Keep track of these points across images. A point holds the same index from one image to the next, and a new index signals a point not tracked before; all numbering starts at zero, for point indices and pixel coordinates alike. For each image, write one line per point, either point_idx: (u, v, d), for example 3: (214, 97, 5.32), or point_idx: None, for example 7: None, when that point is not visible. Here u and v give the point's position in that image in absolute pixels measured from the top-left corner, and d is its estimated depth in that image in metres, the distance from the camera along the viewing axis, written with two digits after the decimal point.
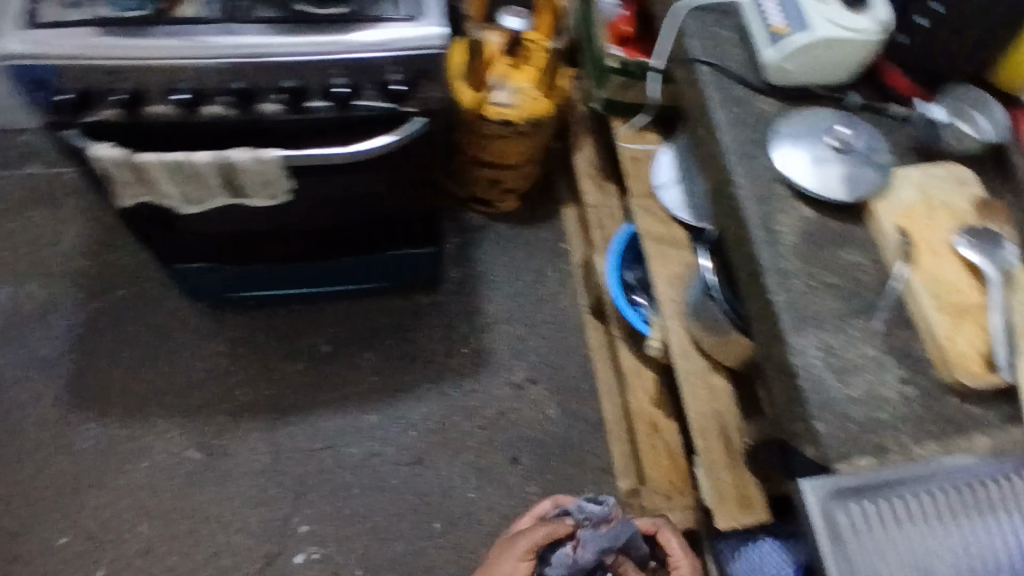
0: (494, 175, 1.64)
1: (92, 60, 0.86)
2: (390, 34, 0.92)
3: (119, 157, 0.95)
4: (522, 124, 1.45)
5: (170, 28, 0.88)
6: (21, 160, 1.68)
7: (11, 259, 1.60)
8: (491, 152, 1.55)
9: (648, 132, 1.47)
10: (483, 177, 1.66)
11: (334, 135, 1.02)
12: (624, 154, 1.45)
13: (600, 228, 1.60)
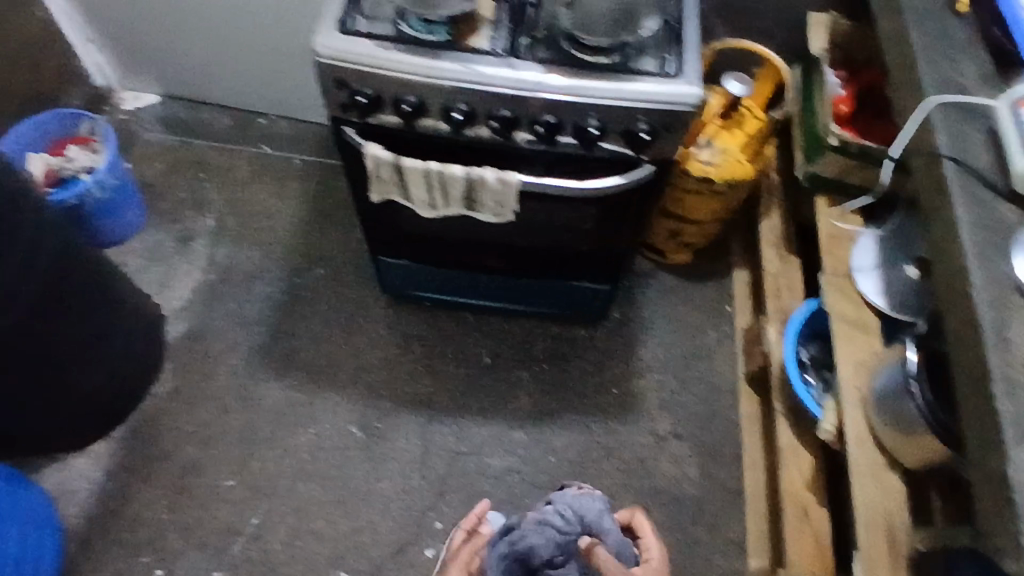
0: (677, 227, 1.67)
1: (393, 71, 0.97)
2: (653, 87, 0.97)
3: (387, 159, 1.06)
4: (719, 184, 1.48)
5: (461, 54, 0.98)
6: (261, 140, 1.94)
7: (233, 223, 1.80)
8: (682, 205, 1.58)
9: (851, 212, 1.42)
10: (665, 227, 1.70)
11: (570, 170, 1.09)
12: (823, 229, 1.41)
13: (777, 296, 1.58)
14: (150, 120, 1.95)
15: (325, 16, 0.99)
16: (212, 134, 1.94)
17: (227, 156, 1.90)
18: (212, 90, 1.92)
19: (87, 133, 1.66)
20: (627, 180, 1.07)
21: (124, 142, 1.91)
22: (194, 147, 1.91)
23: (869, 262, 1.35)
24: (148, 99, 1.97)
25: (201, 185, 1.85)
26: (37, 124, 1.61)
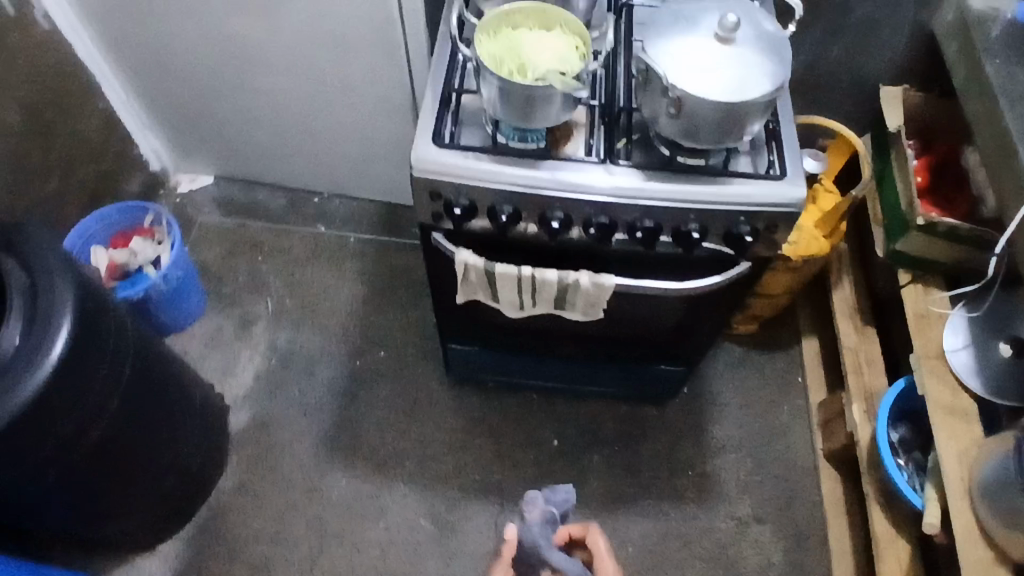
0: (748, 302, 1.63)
1: (491, 183, 0.95)
2: (757, 191, 0.95)
3: (479, 266, 1.03)
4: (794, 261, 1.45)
5: (559, 162, 0.96)
6: (316, 219, 1.93)
7: (292, 307, 1.78)
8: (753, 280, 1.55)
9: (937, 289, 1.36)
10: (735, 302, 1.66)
11: (665, 269, 1.06)
12: (911, 309, 1.35)
13: (858, 372, 1.52)
14: (206, 202, 1.95)
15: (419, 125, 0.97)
16: (266, 215, 1.93)
17: (283, 237, 1.89)
18: (268, 172, 1.93)
19: (151, 224, 1.64)
20: (725, 280, 1.03)
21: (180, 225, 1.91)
22: (250, 229, 1.91)
23: (963, 340, 1.29)
24: (203, 180, 1.97)
25: (258, 268, 1.84)
26: (102, 218, 1.60)
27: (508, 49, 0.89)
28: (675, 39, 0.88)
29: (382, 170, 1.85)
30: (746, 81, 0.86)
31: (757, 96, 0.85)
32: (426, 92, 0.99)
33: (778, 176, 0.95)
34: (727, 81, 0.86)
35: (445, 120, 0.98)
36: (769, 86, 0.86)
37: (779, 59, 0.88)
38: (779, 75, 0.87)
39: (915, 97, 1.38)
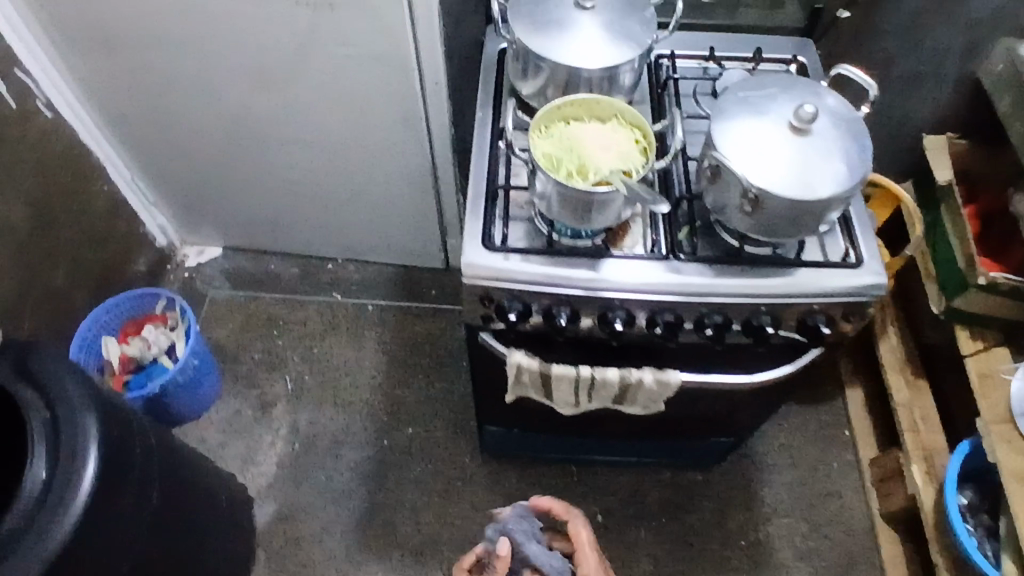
0: None
1: (547, 286, 0.88)
2: (832, 280, 0.88)
3: (534, 368, 0.96)
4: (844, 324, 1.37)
5: (618, 259, 0.89)
6: (331, 287, 1.85)
7: (313, 384, 1.70)
8: None
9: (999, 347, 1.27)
10: None
11: (731, 360, 0.98)
12: (969, 368, 1.26)
13: (915, 430, 1.43)
14: (215, 274, 1.87)
15: (466, 227, 0.90)
16: (279, 286, 1.85)
17: (299, 308, 1.82)
18: (278, 241, 1.85)
19: (164, 308, 1.59)
20: (798, 369, 0.96)
21: (190, 302, 1.83)
22: (263, 302, 1.83)
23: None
24: (211, 252, 1.91)
25: (274, 343, 1.76)
26: (114, 307, 1.54)
27: (566, 147, 0.84)
28: (747, 130, 0.82)
29: (399, 236, 1.77)
30: (829, 174, 0.79)
31: (842, 191, 0.79)
32: (470, 188, 0.93)
33: (852, 262, 0.89)
34: (808, 176, 0.79)
35: (492, 218, 0.92)
36: (852, 180, 0.80)
37: (860, 147, 0.82)
38: (861, 165, 0.81)
39: (961, 146, 1.32)
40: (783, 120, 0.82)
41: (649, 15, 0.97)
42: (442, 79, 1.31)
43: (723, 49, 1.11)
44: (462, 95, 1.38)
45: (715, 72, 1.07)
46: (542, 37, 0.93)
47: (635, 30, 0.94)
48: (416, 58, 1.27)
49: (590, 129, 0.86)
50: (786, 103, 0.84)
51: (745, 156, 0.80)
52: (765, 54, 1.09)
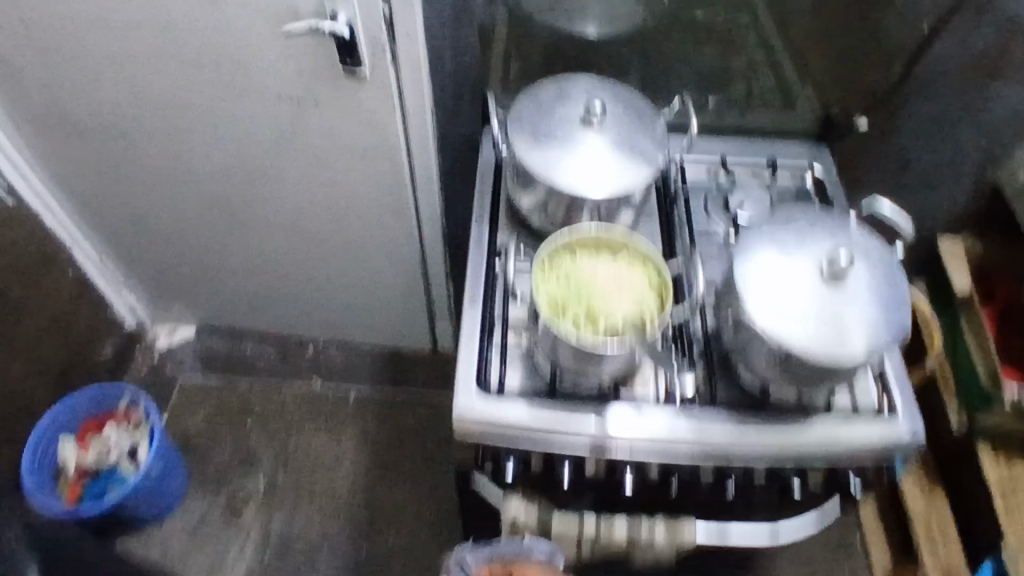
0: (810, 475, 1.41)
1: (548, 436, 0.80)
2: (861, 432, 0.80)
3: (531, 523, 0.85)
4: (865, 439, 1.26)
5: (626, 406, 0.81)
6: (311, 372, 1.74)
7: (287, 483, 1.58)
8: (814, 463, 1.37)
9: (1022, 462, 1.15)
10: None
11: (750, 512, 0.88)
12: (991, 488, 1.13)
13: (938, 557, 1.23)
14: (187, 357, 1.76)
15: (459, 367, 0.84)
16: (254, 371, 1.74)
17: (275, 396, 1.71)
18: (255, 322, 1.74)
19: (128, 406, 1.50)
20: (822, 527, 0.85)
21: (159, 386, 1.72)
22: (236, 388, 1.72)
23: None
24: (184, 332, 1.80)
25: (247, 435, 1.64)
26: (72, 406, 1.45)
27: (574, 288, 0.76)
28: (773, 275, 0.75)
29: (384, 321, 1.67)
30: (868, 325, 0.72)
31: (885, 344, 0.72)
32: (465, 323, 0.88)
33: (881, 411, 0.81)
34: (846, 328, 0.72)
35: (488, 358, 0.85)
36: (892, 329, 0.73)
37: (896, 290, 0.75)
38: (901, 311, 0.74)
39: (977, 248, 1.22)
40: (812, 263, 0.75)
41: (660, 129, 0.90)
42: (433, 174, 1.23)
43: (734, 155, 1.04)
44: (454, 187, 1.30)
45: (727, 181, 1.00)
46: (543, 153, 0.87)
47: (644, 150, 0.87)
48: (406, 152, 1.19)
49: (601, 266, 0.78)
50: (813, 240, 0.77)
51: (774, 307, 0.73)
52: (778, 161, 1.02)
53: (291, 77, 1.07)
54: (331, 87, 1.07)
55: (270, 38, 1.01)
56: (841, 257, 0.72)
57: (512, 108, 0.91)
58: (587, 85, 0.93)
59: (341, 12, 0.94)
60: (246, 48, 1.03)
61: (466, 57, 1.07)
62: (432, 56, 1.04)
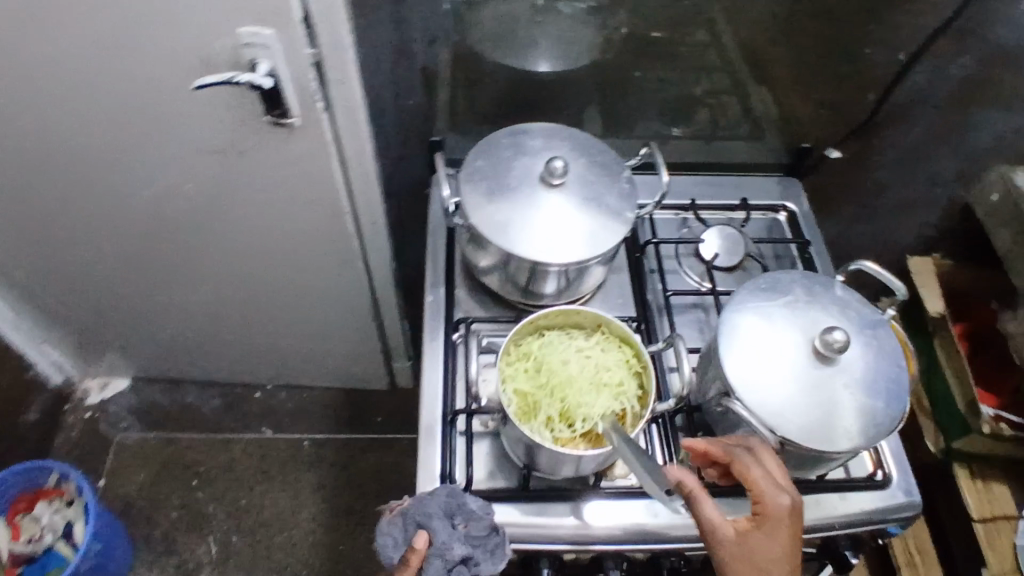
0: None
1: (520, 541, 0.73)
2: (852, 505, 0.75)
3: None
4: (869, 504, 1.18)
5: (603, 497, 0.74)
6: (261, 420, 1.63)
7: (241, 544, 1.47)
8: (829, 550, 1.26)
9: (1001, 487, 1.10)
10: None
11: None
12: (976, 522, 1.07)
13: None
14: (122, 412, 1.62)
15: (422, 470, 0.76)
16: (198, 423, 1.61)
17: (222, 449, 1.58)
18: (196, 370, 1.62)
19: (59, 480, 1.32)
20: None
21: (94, 448, 1.57)
22: (180, 444, 1.59)
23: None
24: (117, 385, 1.65)
25: (194, 495, 1.52)
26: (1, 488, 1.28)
27: (546, 380, 0.70)
28: (761, 350, 0.68)
29: (337, 362, 1.56)
30: (865, 405, 0.66)
31: (885, 423, 0.66)
32: (423, 414, 0.80)
33: (871, 480, 0.76)
34: (844, 409, 0.66)
35: (454, 451, 0.77)
36: (890, 405, 0.67)
37: (892, 359, 0.69)
38: (899, 383, 0.68)
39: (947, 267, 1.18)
40: (801, 335, 0.69)
41: (627, 180, 0.82)
42: (379, 218, 1.13)
43: (705, 200, 0.97)
44: (403, 229, 1.21)
45: (698, 227, 0.94)
46: (500, 214, 0.78)
47: (611, 206, 0.80)
48: (348, 198, 1.08)
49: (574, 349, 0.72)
50: (799, 308, 0.71)
51: (764, 389, 0.66)
52: (751, 201, 0.96)
53: (212, 128, 0.95)
54: (258, 137, 0.96)
55: (184, 88, 0.89)
56: (832, 331, 0.66)
57: (464, 164, 0.82)
58: (544, 135, 0.85)
59: (262, 60, 0.83)
60: (155, 99, 0.90)
61: (408, 99, 0.97)
62: (369, 100, 0.94)
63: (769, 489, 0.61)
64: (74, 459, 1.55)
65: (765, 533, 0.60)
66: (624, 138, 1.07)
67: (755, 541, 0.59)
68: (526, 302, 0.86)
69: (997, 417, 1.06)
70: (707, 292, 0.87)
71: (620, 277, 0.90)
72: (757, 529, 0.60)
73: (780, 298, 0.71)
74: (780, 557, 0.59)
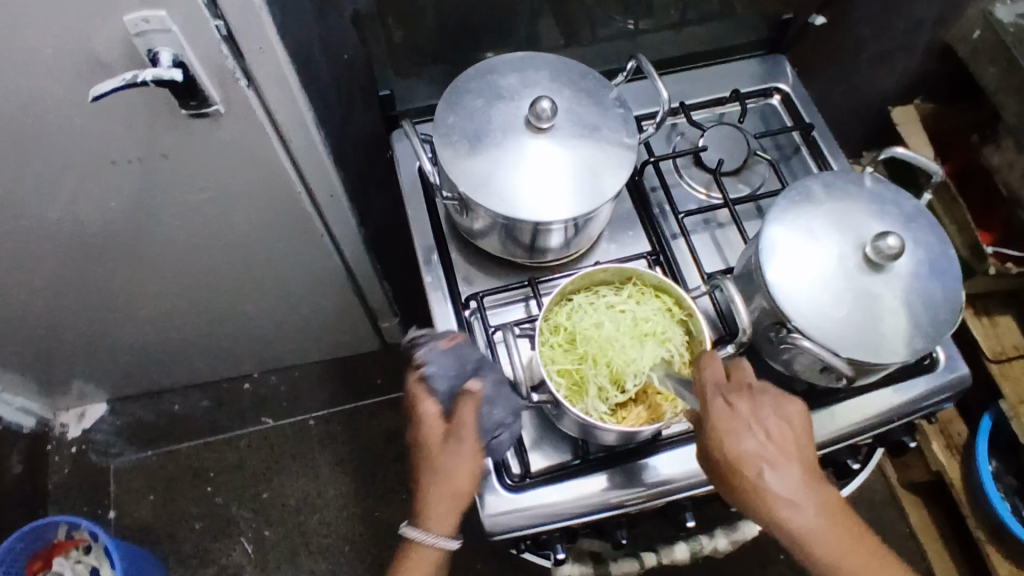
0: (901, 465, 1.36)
1: (594, 513, 0.70)
2: (901, 394, 0.75)
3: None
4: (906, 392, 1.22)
5: (667, 451, 0.71)
6: (257, 410, 1.56)
7: (276, 536, 1.44)
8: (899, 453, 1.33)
9: (1002, 317, 1.12)
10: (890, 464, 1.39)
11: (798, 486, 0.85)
12: (987, 360, 1.09)
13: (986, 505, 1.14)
14: (108, 437, 1.52)
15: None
16: (192, 430, 1.53)
17: (227, 449, 1.52)
18: (173, 378, 1.51)
19: (69, 531, 1.24)
20: (872, 473, 0.82)
21: (90, 481, 1.48)
22: (181, 455, 1.51)
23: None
24: (95, 412, 1.54)
25: (212, 502, 1.46)
26: (11, 556, 1.18)
27: (586, 352, 0.67)
28: (810, 271, 0.63)
29: (321, 337, 1.48)
30: (924, 302, 0.63)
31: (946, 316, 0.63)
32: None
33: (918, 365, 0.76)
34: (906, 314, 0.62)
35: None
36: (948, 296, 0.64)
37: (939, 244, 0.65)
38: (950, 268, 0.65)
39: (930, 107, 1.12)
40: (844, 245, 0.64)
41: (618, 103, 0.73)
42: (338, 190, 1.01)
43: (693, 98, 0.91)
44: (365, 192, 1.09)
45: (690, 130, 0.88)
46: (491, 177, 0.69)
47: (610, 138, 0.71)
48: (299, 176, 0.96)
49: (606, 310, 0.69)
50: (834, 214, 0.66)
51: (825, 312, 0.62)
52: (742, 90, 0.92)
53: (122, 133, 0.80)
54: (180, 134, 0.82)
55: (76, 98, 0.74)
56: (881, 235, 0.62)
57: (434, 125, 0.71)
58: (515, 68, 0.74)
59: (163, 49, 0.69)
60: (44, 116, 0.75)
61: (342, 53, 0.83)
62: (299, 66, 0.80)
63: (777, 396, 0.62)
64: (75, 497, 1.47)
65: (780, 431, 0.60)
66: (587, 45, 0.96)
67: (768, 439, 0.60)
68: (532, 259, 0.80)
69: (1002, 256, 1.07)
70: (719, 203, 0.83)
71: (623, 205, 0.85)
72: (767, 431, 0.60)
73: (813, 209, 0.66)
74: (795, 453, 0.60)
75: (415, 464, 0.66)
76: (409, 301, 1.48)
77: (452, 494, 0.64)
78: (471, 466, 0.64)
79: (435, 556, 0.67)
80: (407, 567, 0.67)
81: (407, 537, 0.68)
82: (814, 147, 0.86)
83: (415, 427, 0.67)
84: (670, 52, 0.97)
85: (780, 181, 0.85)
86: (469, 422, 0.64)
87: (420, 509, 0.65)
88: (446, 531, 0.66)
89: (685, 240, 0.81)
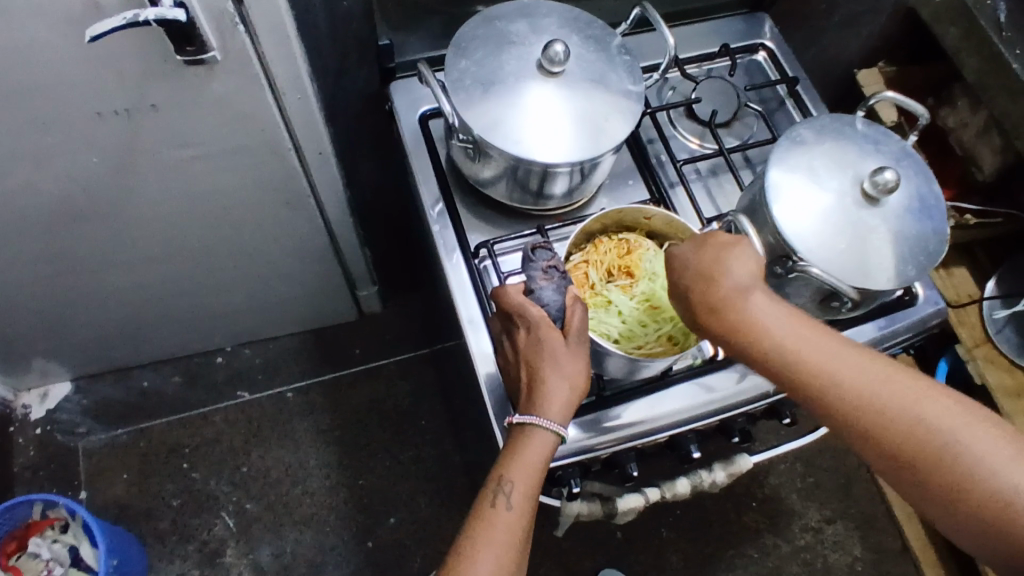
0: None
1: (608, 445, 0.73)
2: (882, 329, 0.81)
3: None
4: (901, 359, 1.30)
5: (677, 385, 0.75)
6: (233, 383, 1.52)
7: (259, 510, 1.41)
8: None
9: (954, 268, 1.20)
10: None
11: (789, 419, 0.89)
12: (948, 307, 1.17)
13: None
14: (76, 418, 1.47)
15: (492, 407, 0.75)
16: (163, 407, 1.49)
17: (202, 425, 1.48)
18: (142, 354, 1.46)
19: (44, 510, 1.22)
20: None
21: (59, 463, 1.43)
22: (154, 433, 1.46)
23: (1005, 313, 1.14)
24: (58, 391, 1.49)
25: (191, 478, 1.43)
26: None
27: (597, 275, 0.75)
28: (814, 208, 0.68)
29: (298, 309, 1.45)
30: (917, 233, 0.68)
31: (937, 247, 0.69)
32: (474, 352, 0.77)
33: (902, 300, 0.82)
34: (901, 245, 0.68)
35: None
36: (935, 225, 0.70)
37: (925, 182, 0.71)
38: (936, 203, 0.71)
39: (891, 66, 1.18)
40: (845, 183, 0.69)
41: (623, 50, 0.76)
42: (328, 147, 0.99)
43: (686, 53, 0.96)
44: (353, 151, 1.07)
45: (682, 84, 0.92)
46: (504, 120, 0.70)
47: (625, 81, 0.73)
48: (289, 134, 0.94)
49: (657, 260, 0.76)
50: (832, 153, 0.71)
51: (830, 243, 0.67)
52: (731, 46, 0.97)
53: (107, 84, 0.77)
54: (171, 86, 0.79)
55: (67, 43, 0.70)
56: (879, 170, 0.67)
57: (447, 70, 0.72)
58: (525, 16, 0.76)
59: None
60: (22, 61, 0.71)
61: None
62: (296, 14, 0.78)
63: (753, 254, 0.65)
64: (42, 479, 1.41)
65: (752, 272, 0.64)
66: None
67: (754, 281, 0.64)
68: (535, 207, 0.82)
69: (961, 209, 1.16)
70: (712, 151, 0.87)
71: (622, 157, 0.88)
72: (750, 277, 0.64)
73: (812, 150, 0.71)
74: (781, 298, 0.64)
75: (526, 359, 0.66)
76: (390, 268, 1.47)
77: (575, 386, 0.64)
78: (587, 365, 0.66)
79: (550, 445, 0.64)
80: (520, 456, 0.64)
81: (518, 430, 0.65)
82: (798, 99, 0.92)
83: (522, 329, 0.67)
84: (660, 8, 1.00)
85: (768, 131, 0.90)
86: (579, 317, 0.67)
87: (537, 400, 0.64)
88: (562, 420, 0.64)
89: (683, 186, 0.84)
